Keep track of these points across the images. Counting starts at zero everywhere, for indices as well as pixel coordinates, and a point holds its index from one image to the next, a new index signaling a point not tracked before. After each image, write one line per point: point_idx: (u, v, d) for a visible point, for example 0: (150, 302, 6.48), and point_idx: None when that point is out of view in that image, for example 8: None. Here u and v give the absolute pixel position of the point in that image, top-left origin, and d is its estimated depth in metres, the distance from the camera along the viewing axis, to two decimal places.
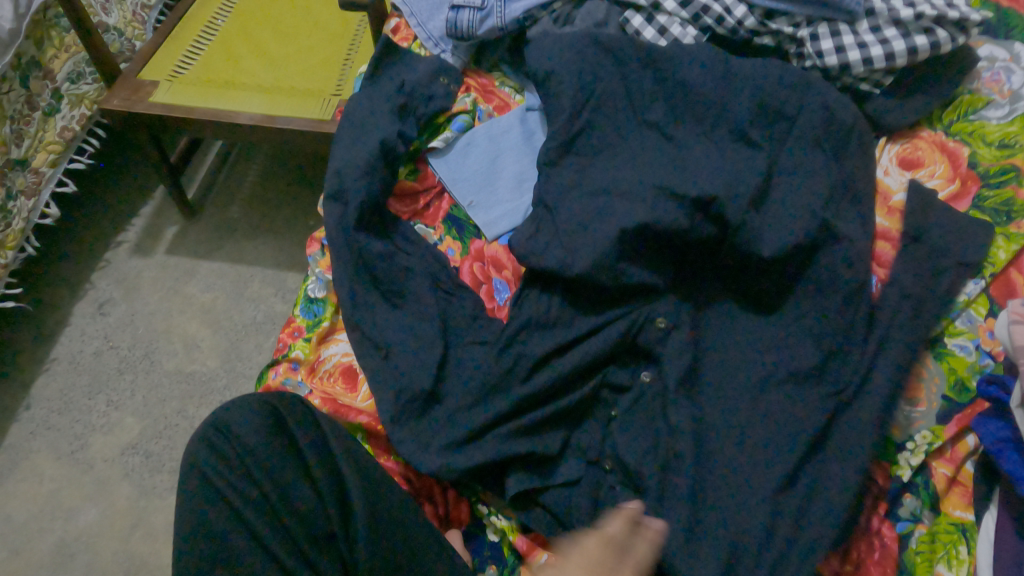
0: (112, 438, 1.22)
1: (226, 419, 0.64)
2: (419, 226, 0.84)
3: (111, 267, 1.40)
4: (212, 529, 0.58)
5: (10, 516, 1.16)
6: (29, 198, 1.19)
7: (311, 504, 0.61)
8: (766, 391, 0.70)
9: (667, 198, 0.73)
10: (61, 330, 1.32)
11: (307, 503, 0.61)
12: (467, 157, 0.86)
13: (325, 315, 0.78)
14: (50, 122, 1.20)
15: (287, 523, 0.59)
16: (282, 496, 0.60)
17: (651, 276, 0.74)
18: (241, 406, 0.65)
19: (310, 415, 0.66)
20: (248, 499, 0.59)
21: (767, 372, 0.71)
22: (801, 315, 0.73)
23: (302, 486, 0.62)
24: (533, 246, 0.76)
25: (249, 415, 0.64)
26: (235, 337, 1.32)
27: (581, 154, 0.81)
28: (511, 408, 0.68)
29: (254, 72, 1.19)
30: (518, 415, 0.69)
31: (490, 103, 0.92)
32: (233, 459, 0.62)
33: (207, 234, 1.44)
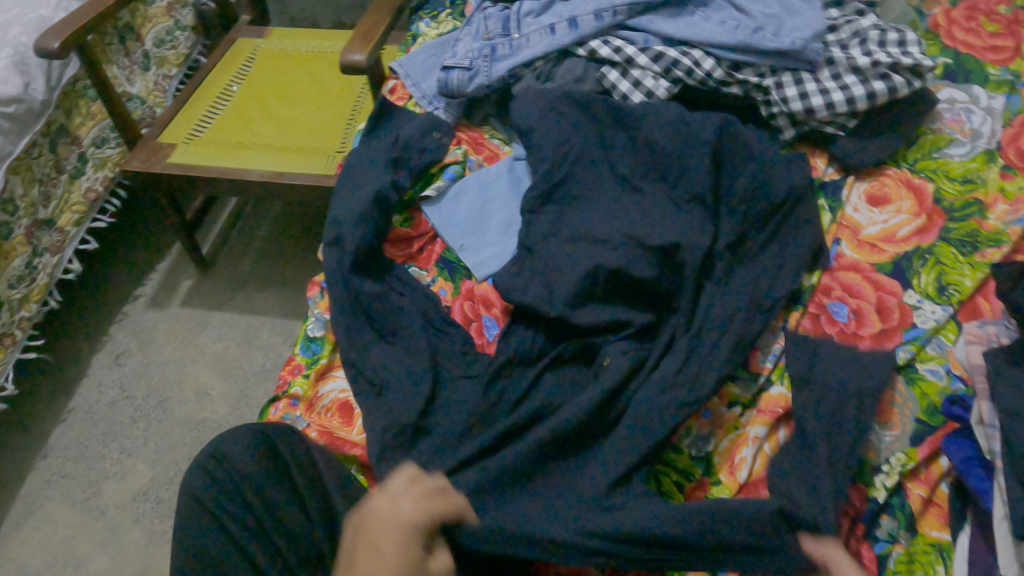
0: (125, 485, 1.26)
1: (224, 449, 0.68)
2: (414, 268, 0.90)
3: (127, 319, 1.46)
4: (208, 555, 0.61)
5: (23, 564, 1.18)
6: (54, 254, 1.27)
7: (306, 531, 0.65)
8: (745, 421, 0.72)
9: (638, 244, 0.79)
10: (79, 380, 1.38)
11: (302, 530, 0.64)
12: (459, 205, 0.92)
13: (322, 352, 0.83)
14: (76, 184, 1.29)
15: (282, 550, 0.63)
16: (277, 523, 0.64)
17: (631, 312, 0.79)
18: (237, 437, 0.69)
19: (307, 448, 0.70)
20: (244, 526, 0.63)
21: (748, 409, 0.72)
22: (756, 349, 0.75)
23: (295, 514, 0.65)
24: (516, 284, 0.81)
25: (246, 445, 0.68)
26: (244, 384, 1.36)
27: (562, 201, 0.86)
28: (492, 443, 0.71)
29: (264, 133, 1.27)
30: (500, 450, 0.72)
31: (480, 154, 0.99)
32: (231, 486, 0.65)
33: (219, 287, 1.51)
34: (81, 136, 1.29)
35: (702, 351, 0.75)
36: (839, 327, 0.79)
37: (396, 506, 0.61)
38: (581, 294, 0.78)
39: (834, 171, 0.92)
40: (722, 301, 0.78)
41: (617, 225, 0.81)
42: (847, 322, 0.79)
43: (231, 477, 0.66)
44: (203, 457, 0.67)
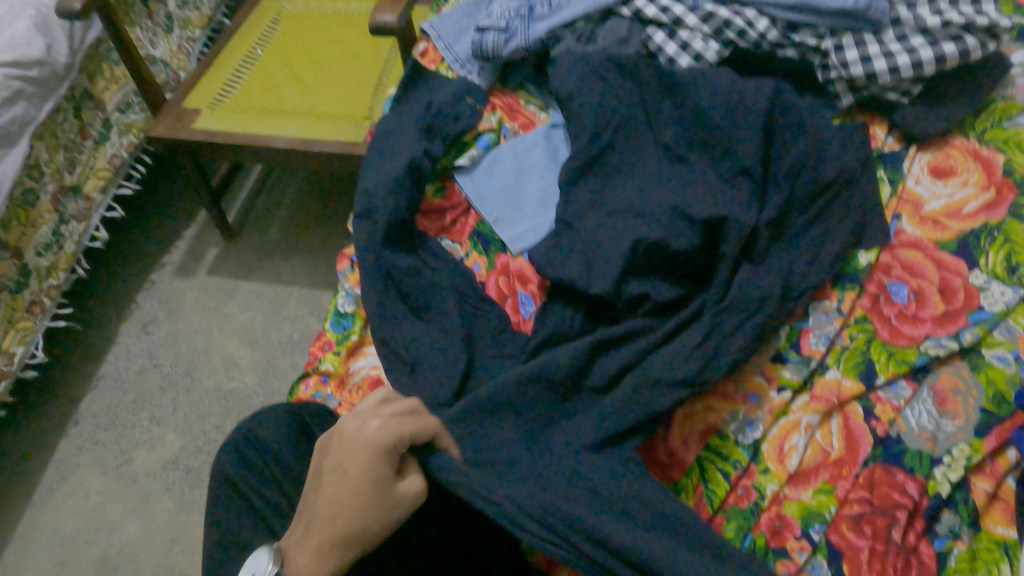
0: (155, 453, 1.26)
1: (254, 427, 0.65)
2: (446, 242, 0.86)
3: (154, 288, 1.45)
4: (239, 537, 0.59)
5: (58, 529, 1.20)
6: (81, 222, 1.24)
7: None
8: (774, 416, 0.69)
9: (684, 219, 0.74)
10: (108, 349, 1.38)
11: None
12: (493, 175, 0.88)
13: (353, 329, 0.80)
14: (101, 150, 1.27)
15: None
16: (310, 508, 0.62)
17: (677, 291, 0.75)
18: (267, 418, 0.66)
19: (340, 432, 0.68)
20: (275, 510, 0.61)
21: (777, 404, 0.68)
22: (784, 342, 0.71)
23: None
24: (554, 259, 0.77)
25: (277, 425, 0.65)
26: (272, 355, 1.35)
27: (602, 172, 0.82)
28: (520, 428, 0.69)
29: (291, 99, 1.23)
30: None
31: (516, 121, 0.93)
32: (260, 466, 0.63)
33: (246, 256, 1.49)
34: (105, 101, 1.26)
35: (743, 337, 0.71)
36: (898, 309, 0.74)
37: (364, 427, 0.55)
38: (625, 271, 0.74)
39: (895, 140, 0.86)
40: (776, 282, 0.73)
41: (661, 197, 0.77)
42: (907, 304, 0.74)
43: (260, 457, 0.63)
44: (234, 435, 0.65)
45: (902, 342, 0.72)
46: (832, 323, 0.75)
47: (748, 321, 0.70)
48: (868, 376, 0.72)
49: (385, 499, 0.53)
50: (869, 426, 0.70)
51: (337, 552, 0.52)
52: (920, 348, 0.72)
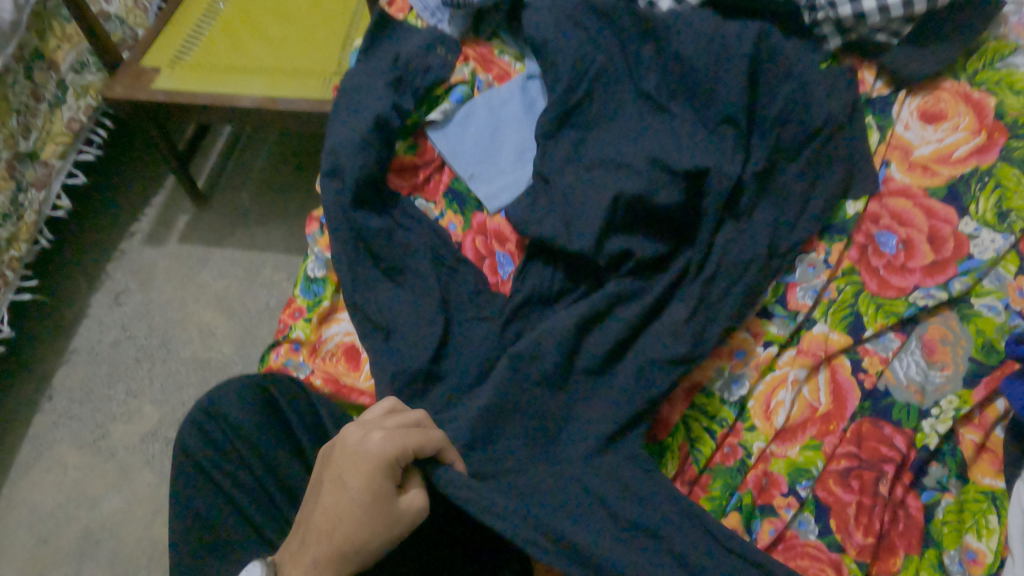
0: (133, 426, 1.24)
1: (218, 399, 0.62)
2: (420, 201, 0.82)
3: (125, 257, 1.41)
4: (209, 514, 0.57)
5: (37, 505, 1.17)
6: (41, 189, 1.20)
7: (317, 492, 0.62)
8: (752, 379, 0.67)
9: (665, 168, 0.71)
10: (79, 321, 1.34)
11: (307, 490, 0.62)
12: (467, 130, 0.84)
13: (325, 294, 0.76)
14: (57, 113, 1.21)
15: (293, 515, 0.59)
16: (280, 482, 0.61)
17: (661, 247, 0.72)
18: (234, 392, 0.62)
19: (312, 402, 0.65)
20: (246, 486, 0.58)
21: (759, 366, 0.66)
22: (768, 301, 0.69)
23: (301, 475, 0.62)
24: (532, 216, 0.74)
25: (243, 398, 0.62)
26: (249, 323, 1.32)
27: (580, 124, 0.78)
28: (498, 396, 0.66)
29: (255, 55, 1.17)
30: None
31: (490, 72, 0.89)
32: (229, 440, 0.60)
33: (218, 222, 1.44)
34: (58, 61, 1.20)
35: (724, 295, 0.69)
36: (887, 259, 0.72)
37: (365, 441, 0.51)
38: (606, 226, 0.71)
39: (883, 85, 0.82)
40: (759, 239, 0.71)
41: (642, 148, 0.73)
42: (896, 254, 0.72)
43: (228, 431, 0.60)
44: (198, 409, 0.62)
45: (891, 294, 0.71)
46: (819, 276, 0.73)
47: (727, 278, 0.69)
48: (855, 330, 0.70)
49: (384, 516, 0.51)
50: (857, 379, 0.68)
51: (333, 566, 0.50)
52: (908, 299, 0.70)
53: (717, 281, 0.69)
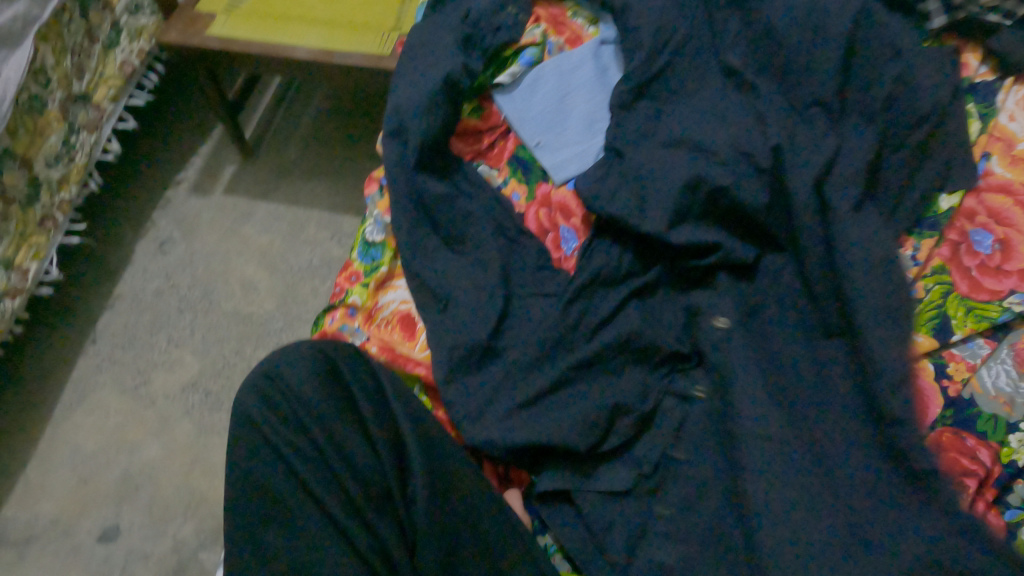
0: (174, 375, 1.24)
1: (280, 364, 0.61)
2: (483, 167, 0.79)
3: (170, 206, 1.40)
4: (263, 479, 0.55)
5: (78, 447, 1.19)
6: (91, 132, 1.18)
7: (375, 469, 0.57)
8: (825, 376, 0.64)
9: (750, 163, 0.67)
10: (124, 268, 1.34)
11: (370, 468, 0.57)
12: (535, 95, 0.80)
13: (383, 259, 0.74)
14: (110, 56, 1.19)
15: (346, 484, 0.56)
16: (337, 451, 0.57)
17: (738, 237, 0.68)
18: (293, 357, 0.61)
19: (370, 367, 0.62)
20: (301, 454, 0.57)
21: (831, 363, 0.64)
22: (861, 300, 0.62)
23: (359, 446, 0.58)
24: (602, 191, 0.70)
25: (302, 366, 0.61)
26: (291, 280, 1.31)
27: (658, 98, 0.74)
28: (560, 377, 0.64)
29: (311, 5, 1.13)
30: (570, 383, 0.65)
31: (562, 35, 0.85)
32: (286, 408, 0.59)
33: (264, 175, 1.42)
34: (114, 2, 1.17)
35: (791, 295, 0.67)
36: (981, 260, 0.66)
37: None
38: (677, 213, 0.68)
39: (988, 71, 0.75)
40: (862, 234, 0.63)
41: (727, 131, 0.69)
42: (991, 255, 0.66)
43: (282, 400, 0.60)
44: (260, 372, 0.61)
45: (983, 297, 0.65)
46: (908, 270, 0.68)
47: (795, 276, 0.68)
48: (941, 333, 0.66)
49: None
50: (940, 387, 0.64)
51: None
52: (1002, 303, 0.64)
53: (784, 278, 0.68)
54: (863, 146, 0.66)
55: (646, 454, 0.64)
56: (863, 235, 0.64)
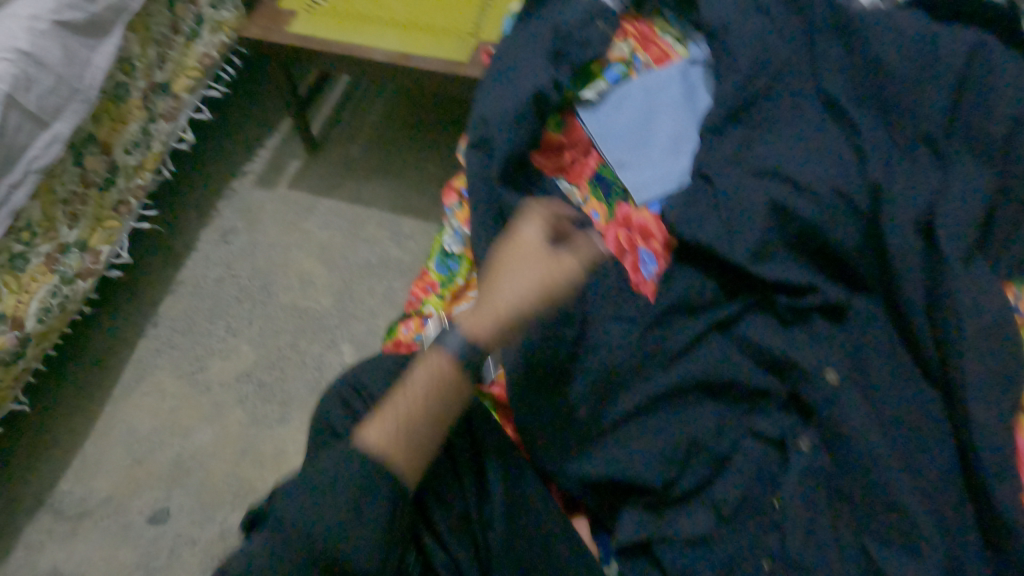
0: (229, 364, 1.26)
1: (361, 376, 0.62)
2: (563, 184, 0.78)
3: (236, 196, 1.42)
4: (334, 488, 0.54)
5: (135, 427, 1.21)
6: (168, 121, 1.21)
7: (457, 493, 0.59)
8: (914, 425, 0.62)
9: (848, 206, 0.66)
10: (188, 254, 1.36)
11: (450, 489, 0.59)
12: (621, 111, 0.78)
13: (459, 271, 0.73)
14: (191, 47, 1.22)
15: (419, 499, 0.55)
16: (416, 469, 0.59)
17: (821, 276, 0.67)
18: None
19: None
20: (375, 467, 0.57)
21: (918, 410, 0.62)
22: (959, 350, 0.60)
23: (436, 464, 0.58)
24: (687, 217, 0.69)
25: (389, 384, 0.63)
26: (349, 277, 1.32)
27: (749, 125, 0.73)
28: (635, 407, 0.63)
29: (391, 7, 1.14)
30: (646, 414, 0.64)
31: (649, 53, 0.83)
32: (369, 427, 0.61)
33: (328, 171, 1.44)
34: None
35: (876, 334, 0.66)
36: None
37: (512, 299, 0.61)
38: (763, 246, 0.67)
39: None
40: (963, 284, 0.61)
41: (829, 166, 0.67)
42: None
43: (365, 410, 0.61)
44: None
45: None
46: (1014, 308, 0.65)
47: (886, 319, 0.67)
48: None
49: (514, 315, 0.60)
50: None
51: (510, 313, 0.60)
52: None
53: (871, 318, 0.66)
54: (969, 187, 0.64)
55: (721, 492, 0.62)
56: (969, 290, 0.61)
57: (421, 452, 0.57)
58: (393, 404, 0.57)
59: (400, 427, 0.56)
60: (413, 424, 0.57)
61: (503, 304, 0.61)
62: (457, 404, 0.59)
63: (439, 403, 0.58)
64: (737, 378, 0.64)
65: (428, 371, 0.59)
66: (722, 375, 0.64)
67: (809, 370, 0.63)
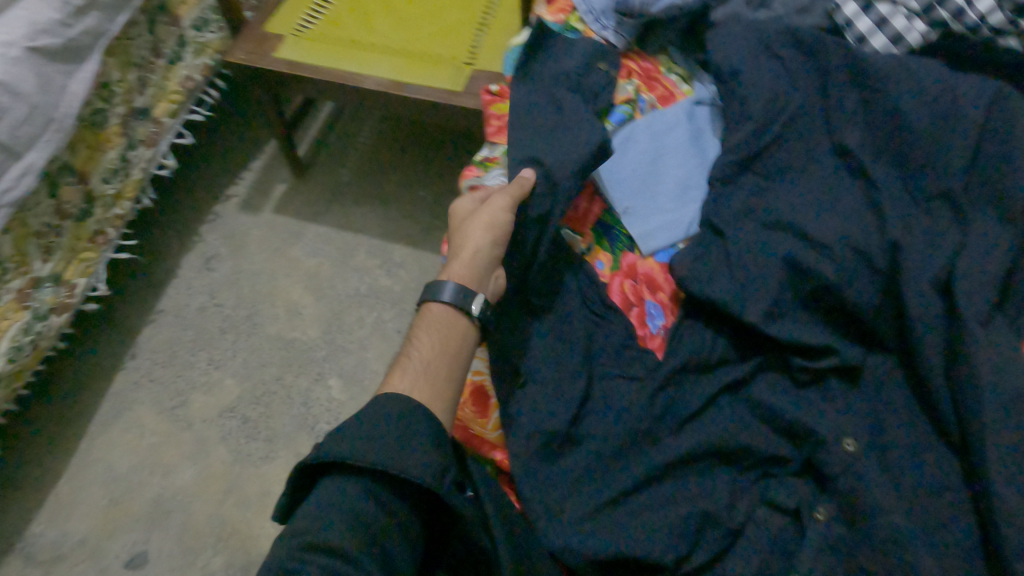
0: (212, 398, 1.21)
1: None
2: (566, 230, 0.73)
3: (219, 221, 1.37)
4: None
5: (112, 465, 1.16)
6: (149, 147, 1.16)
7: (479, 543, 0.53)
8: (936, 494, 0.59)
9: (865, 264, 0.64)
10: (169, 282, 1.31)
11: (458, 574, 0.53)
12: (625, 155, 0.76)
13: None
14: (173, 70, 1.17)
15: None
16: None
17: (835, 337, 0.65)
18: None
19: None
20: None
21: (941, 479, 0.59)
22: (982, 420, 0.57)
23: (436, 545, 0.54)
24: (697, 271, 0.66)
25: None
26: (337, 307, 1.27)
27: (760, 174, 0.70)
28: (644, 478, 0.60)
29: (383, 33, 1.10)
30: (654, 484, 0.61)
31: (653, 92, 0.81)
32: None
33: (315, 196, 1.40)
34: (182, 17, 1.16)
35: (890, 397, 0.64)
36: None
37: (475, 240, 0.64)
38: (777, 305, 0.64)
39: None
40: (988, 352, 0.58)
41: (844, 222, 0.65)
42: None
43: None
44: None
45: None
46: None
47: (903, 382, 0.65)
48: None
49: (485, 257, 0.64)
50: None
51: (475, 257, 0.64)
52: None
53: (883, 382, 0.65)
54: (991, 245, 0.61)
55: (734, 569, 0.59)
56: (999, 357, 0.58)
57: (448, 381, 0.58)
58: (405, 360, 0.59)
59: (422, 374, 0.58)
60: (434, 364, 0.59)
61: (471, 249, 0.64)
62: (468, 336, 0.62)
63: (454, 344, 0.60)
64: (747, 445, 0.62)
65: (429, 318, 0.62)
66: (733, 442, 0.62)
67: (824, 439, 0.61)
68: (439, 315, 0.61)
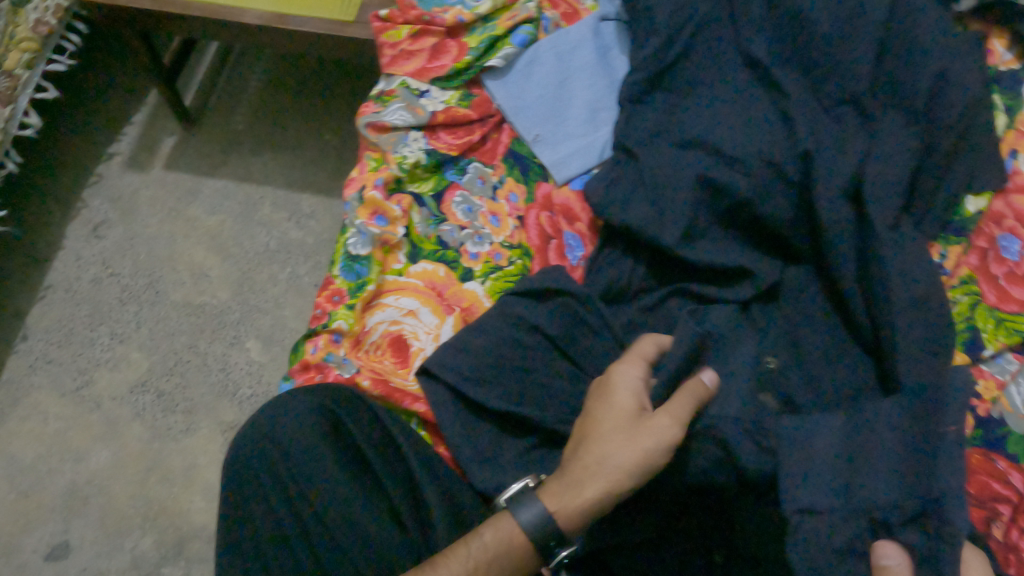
0: (119, 375, 1.12)
1: (275, 419, 0.56)
2: (475, 165, 0.71)
3: (102, 183, 1.25)
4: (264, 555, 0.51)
5: (15, 457, 1.07)
6: (4, 105, 1.02)
7: None
8: (855, 396, 0.61)
9: (778, 176, 0.63)
10: (54, 254, 1.20)
11: (382, 536, 0.53)
12: (531, 79, 0.73)
13: (370, 276, 0.65)
14: (20, 14, 1.02)
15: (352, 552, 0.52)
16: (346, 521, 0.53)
17: (751, 253, 0.65)
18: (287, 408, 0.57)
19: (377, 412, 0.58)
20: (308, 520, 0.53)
21: (856, 379, 0.62)
22: (896, 322, 0.58)
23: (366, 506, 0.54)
24: (613, 196, 0.64)
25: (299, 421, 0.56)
26: (246, 266, 1.20)
27: (670, 92, 0.69)
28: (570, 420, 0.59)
29: None
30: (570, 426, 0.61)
31: (557, 9, 0.78)
32: (285, 472, 0.55)
33: (209, 148, 1.29)
34: None
35: (806, 307, 0.65)
36: (1009, 268, 0.62)
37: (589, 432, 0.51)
38: (691, 227, 0.63)
39: (1013, 58, 0.69)
40: (894, 257, 0.59)
41: (756, 135, 0.63)
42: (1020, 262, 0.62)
43: None
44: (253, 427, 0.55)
45: (1012, 309, 0.62)
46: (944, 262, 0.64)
47: (817, 291, 0.66)
48: (973, 349, 0.61)
49: (599, 441, 0.50)
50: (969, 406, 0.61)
51: (591, 455, 0.50)
52: None
53: (800, 294, 0.66)
54: (894, 151, 0.61)
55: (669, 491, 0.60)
56: (909, 260, 0.59)
57: None
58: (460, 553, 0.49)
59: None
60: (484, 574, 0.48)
61: (588, 446, 0.51)
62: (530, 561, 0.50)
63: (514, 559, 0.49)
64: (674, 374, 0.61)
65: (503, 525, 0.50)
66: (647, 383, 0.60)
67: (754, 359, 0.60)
68: (500, 512, 0.51)
